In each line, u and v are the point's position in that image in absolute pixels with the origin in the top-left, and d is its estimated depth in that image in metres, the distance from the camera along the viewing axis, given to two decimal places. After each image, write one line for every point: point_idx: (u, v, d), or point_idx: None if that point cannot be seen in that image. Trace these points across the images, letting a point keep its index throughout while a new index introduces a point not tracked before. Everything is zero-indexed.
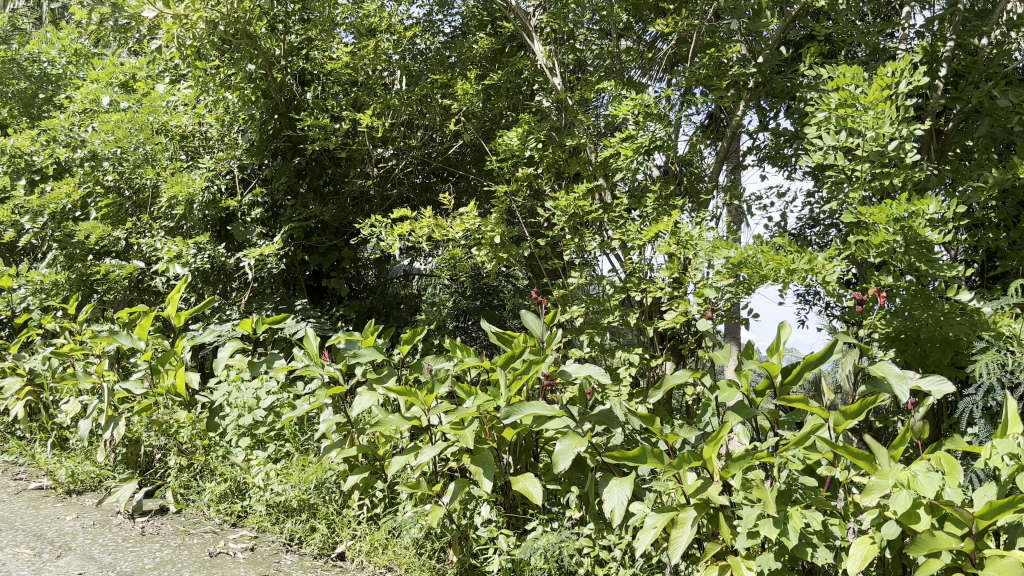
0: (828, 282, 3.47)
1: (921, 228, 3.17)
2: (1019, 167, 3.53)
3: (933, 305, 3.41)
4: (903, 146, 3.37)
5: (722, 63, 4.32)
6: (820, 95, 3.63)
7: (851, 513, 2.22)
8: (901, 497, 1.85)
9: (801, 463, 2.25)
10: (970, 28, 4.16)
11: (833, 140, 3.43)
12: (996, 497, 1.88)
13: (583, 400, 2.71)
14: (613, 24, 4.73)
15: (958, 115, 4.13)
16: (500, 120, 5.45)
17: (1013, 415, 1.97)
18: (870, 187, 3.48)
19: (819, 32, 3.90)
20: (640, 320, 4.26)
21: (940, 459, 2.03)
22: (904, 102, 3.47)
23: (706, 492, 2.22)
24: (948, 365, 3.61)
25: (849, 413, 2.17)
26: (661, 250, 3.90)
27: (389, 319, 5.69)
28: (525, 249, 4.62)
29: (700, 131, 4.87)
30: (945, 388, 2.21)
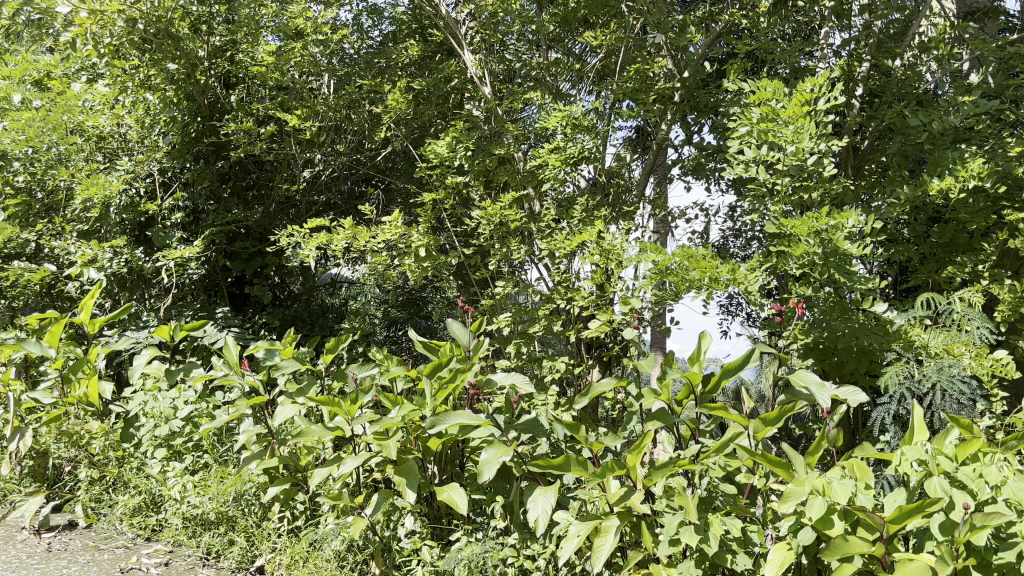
0: (750, 293, 3.55)
1: (839, 241, 3.27)
2: (929, 185, 3.67)
3: (851, 317, 3.46)
4: (821, 161, 3.46)
5: (649, 77, 4.37)
6: (741, 110, 3.72)
7: (769, 519, 2.26)
8: (816, 504, 1.89)
9: (721, 470, 2.29)
10: (885, 50, 4.31)
11: (755, 154, 3.52)
12: (905, 502, 1.94)
13: (508, 409, 2.71)
14: (543, 35, 4.76)
15: (873, 133, 4.28)
16: (429, 128, 5.43)
17: (920, 422, 2.05)
18: (791, 201, 3.56)
19: (742, 49, 3.99)
20: (567, 329, 4.29)
21: (853, 467, 2.09)
22: (822, 118, 3.57)
23: (629, 500, 2.24)
24: (862, 375, 3.72)
25: (767, 421, 2.21)
26: (588, 260, 3.93)
27: (314, 327, 5.61)
28: (453, 258, 4.61)
29: (628, 144, 4.94)
30: (859, 397, 2.27)
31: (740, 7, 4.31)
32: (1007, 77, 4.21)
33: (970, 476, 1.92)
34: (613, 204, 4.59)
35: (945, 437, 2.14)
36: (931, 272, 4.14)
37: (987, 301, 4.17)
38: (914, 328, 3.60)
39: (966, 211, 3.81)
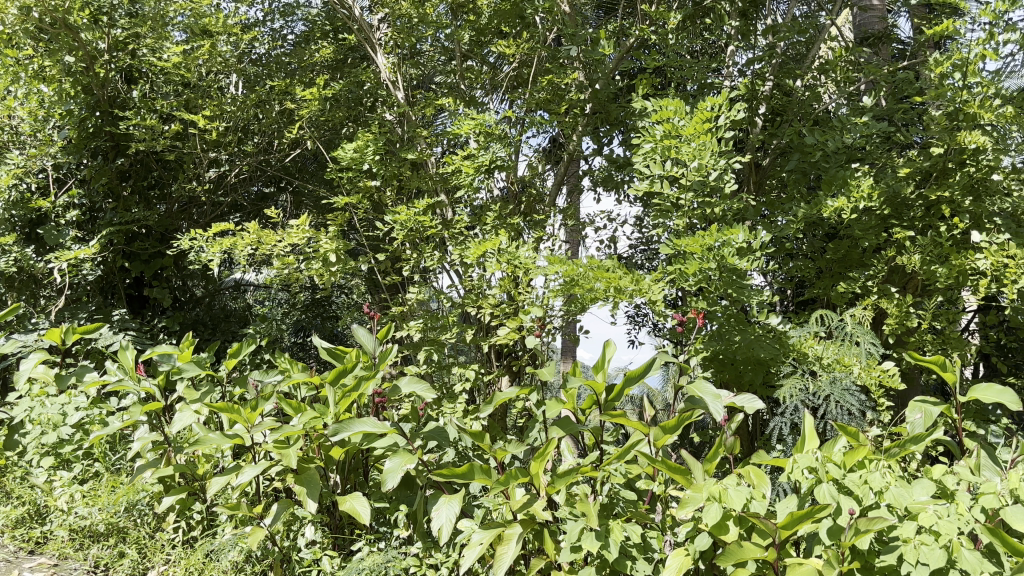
0: (653, 304, 3.63)
1: (729, 256, 3.38)
2: (824, 204, 3.83)
3: (746, 328, 3.62)
4: (721, 177, 3.57)
5: (561, 88, 4.42)
6: (648, 125, 3.79)
7: (668, 526, 2.31)
8: (712, 509, 1.94)
9: (622, 477, 2.33)
10: (786, 71, 4.47)
11: (659, 169, 3.60)
12: (796, 508, 2.01)
13: (414, 416, 2.68)
14: (457, 43, 4.77)
15: (773, 151, 4.43)
16: (341, 130, 5.36)
17: (811, 430, 2.13)
18: (694, 216, 3.66)
19: (652, 65, 4.07)
20: (477, 337, 4.28)
21: (748, 474, 2.15)
22: (724, 135, 3.68)
23: (532, 508, 2.25)
24: (760, 385, 3.84)
25: (667, 429, 2.25)
26: (497, 268, 3.94)
27: (217, 332, 5.45)
28: (362, 263, 4.55)
29: (540, 153, 4.98)
30: (756, 406, 2.34)
31: (648, 24, 4.40)
32: (897, 101, 4.42)
33: (856, 482, 2.00)
34: (525, 212, 4.62)
35: (834, 445, 2.22)
36: (826, 286, 4.31)
37: (877, 315, 4.37)
38: (808, 340, 3.74)
39: (859, 229, 3.98)
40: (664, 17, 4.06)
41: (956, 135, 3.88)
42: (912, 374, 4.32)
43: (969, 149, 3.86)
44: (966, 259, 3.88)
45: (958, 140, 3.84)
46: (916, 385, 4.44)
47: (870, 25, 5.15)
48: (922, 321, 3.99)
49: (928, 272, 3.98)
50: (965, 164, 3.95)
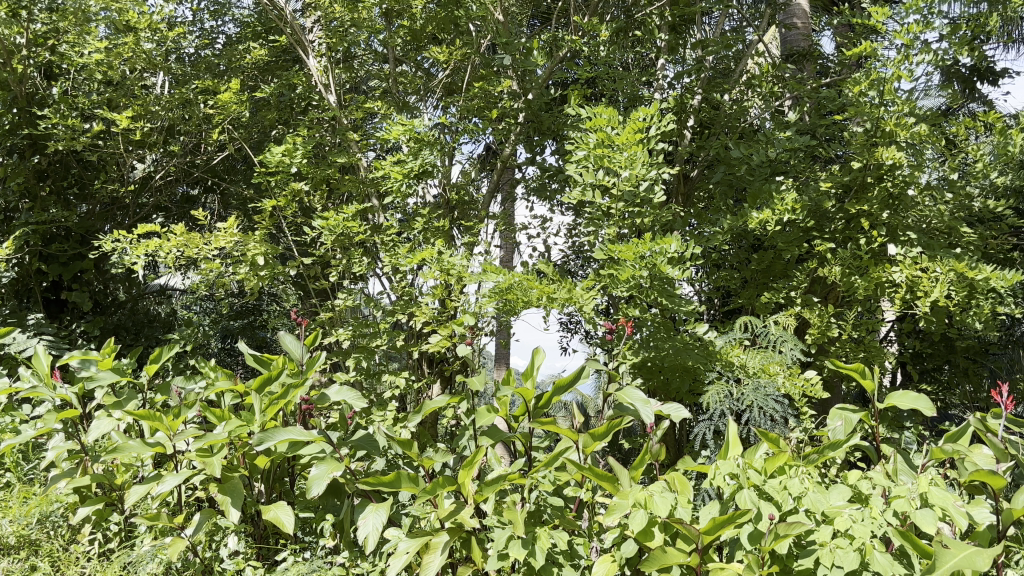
0: (584, 312, 3.66)
1: (662, 265, 3.42)
2: (749, 216, 3.92)
3: (675, 336, 3.68)
4: (652, 187, 3.63)
5: (494, 96, 4.43)
6: (580, 134, 3.82)
7: (594, 533, 2.33)
8: (638, 516, 1.96)
9: (550, 485, 2.34)
10: (715, 85, 4.56)
11: (590, 178, 3.64)
12: (719, 513, 2.04)
13: (342, 424, 2.65)
14: (390, 48, 4.75)
15: (702, 163, 4.52)
16: (271, 133, 5.28)
17: (734, 436, 2.18)
18: (625, 225, 3.71)
19: (583, 75, 4.11)
20: (407, 343, 4.26)
21: (673, 480, 2.19)
22: (654, 147, 3.74)
23: (460, 516, 2.24)
24: (686, 393, 3.91)
25: (595, 436, 2.27)
26: (428, 275, 3.93)
27: (139, 337, 5.31)
28: (290, 268, 4.49)
29: (474, 160, 4.98)
30: (682, 413, 2.37)
31: (580, 34, 4.45)
32: (820, 116, 4.55)
33: (775, 488, 2.05)
34: (457, 218, 4.61)
35: (756, 451, 2.27)
36: (750, 296, 4.42)
37: (799, 324, 4.49)
38: (733, 348, 3.83)
39: (783, 241, 4.09)
40: (596, 28, 4.11)
41: (874, 151, 4.02)
42: (832, 382, 4.46)
43: (886, 165, 4.01)
44: (883, 271, 4.02)
45: (876, 156, 3.98)
46: (836, 392, 4.57)
47: (795, 42, 5.29)
48: (841, 331, 4.12)
49: (847, 283, 4.11)
50: (882, 179, 4.10)
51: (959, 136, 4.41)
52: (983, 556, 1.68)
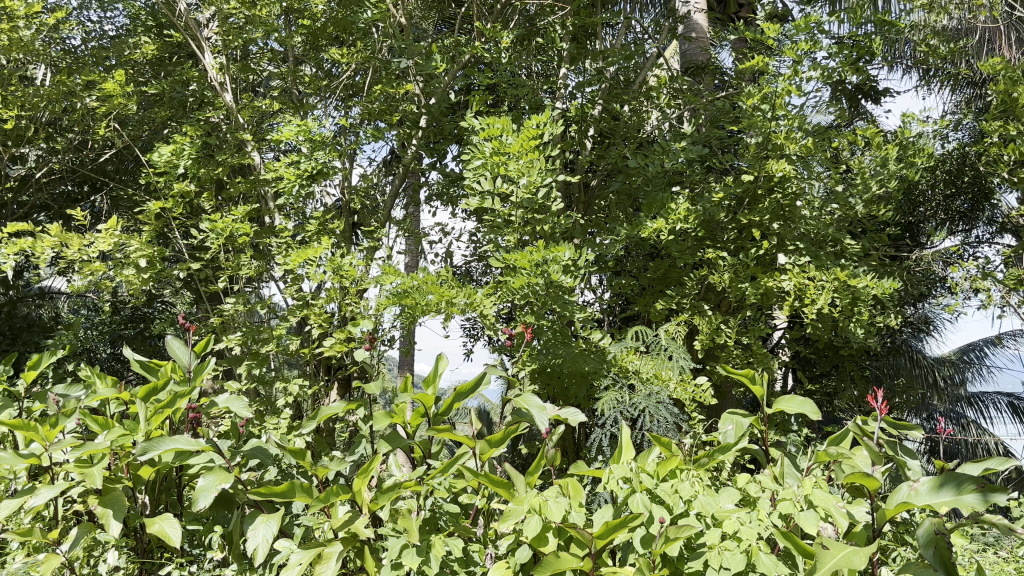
0: (484, 318, 3.66)
1: (554, 274, 3.45)
2: (644, 225, 4.00)
3: (571, 343, 3.71)
4: (549, 195, 3.65)
5: (394, 99, 4.39)
6: (475, 140, 3.82)
7: (490, 539, 2.32)
8: (532, 521, 1.96)
9: (446, 492, 2.31)
10: (615, 95, 4.64)
11: (489, 185, 3.64)
12: (611, 518, 2.06)
13: (233, 433, 2.57)
14: (289, 47, 4.65)
15: (601, 171, 4.59)
16: (162, 131, 5.09)
17: (628, 441, 2.20)
18: (524, 231, 3.72)
19: (484, 82, 4.12)
20: (304, 349, 4.16)
21: (568, 485, 2.20)
22: (550, 154, 3.76)
23: (353, 526, 2.19)
24: (584, 398, 3.95)
25: (493, 442, 2.26)
26: (324, 280, 3.86)
27: (15, 342, 5.03)
28: (179, 271, 4.34)
29: (375, 164, 4.92)
30: (578, 417, 2.38)
31: (482, 41, 4.46)
32: (716, 128, 4.68)
33: (666, 492, 2.09)
34: (357, 222, 4.54)
35: (649, 455, 2.30)
36: (645, 303, 4.51)
37: (692, 330, 4.60)
38: (629, 354, 3.88)
39: (677, 250, 4.19)
40: (497, 35, 4.12)
41: (765, 164, 4.15)
42: (724, 387, 4.58)
43: (776, 177, 4.15)
44: (771, 279, 4.16)
45: (767, 169, 4.12)
46: (727, 397, 4.70)
47: (694, 55, 5.43)
48: (731, 337, 4.24)
49: (738, 290, 4.24)
50: (773, 190, 4.22)
51: (843, 151, 4.61)
52: (859, 554, 1.75)
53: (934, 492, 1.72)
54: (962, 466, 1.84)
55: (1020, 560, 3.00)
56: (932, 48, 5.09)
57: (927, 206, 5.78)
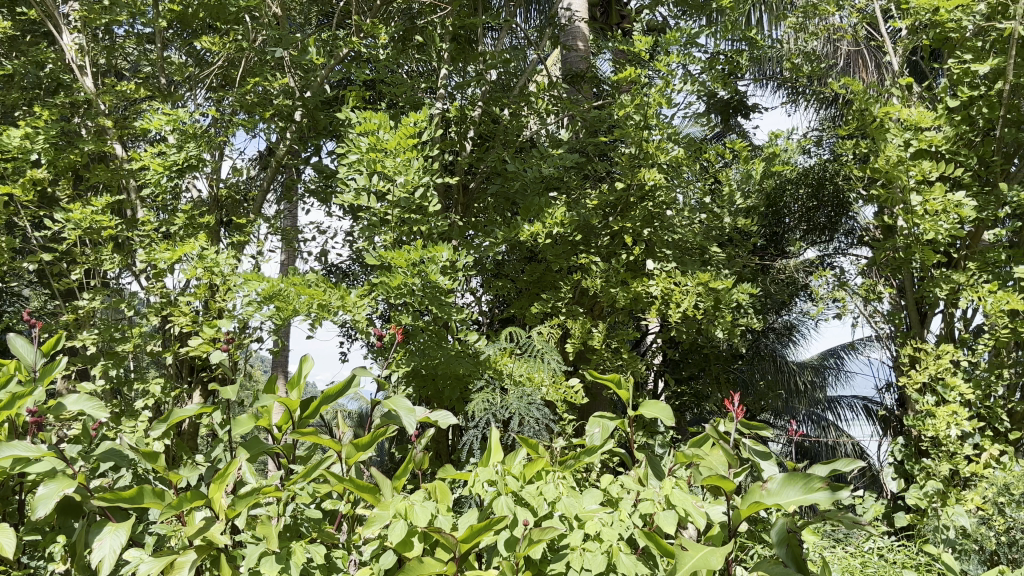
0: (357, 319, 3.59)
1: (430, 275, 3.43)
2: (520, 228, 4.02)
3: (446, 345, 3.69)
4: (426, 195, 3.63)
5: (268, 92, 4.25)
6: (350, 137, 3.75)
7: (353, 545, 2.26)
8: (397, 526, 1.91)
9: (308, 497, 2.24)
10: (495, 98, 4.66)
11: (364, 183, 3.58)
12: (476, 521, 2.04)
13: (81, 437, 2.40)
14: (156, 31, 4.44)
15: (480, 174, 4.60)
16: (15, 114, 4.77)
17: (496, 444, 2.18)
18: (400, 231, 3.67)
19: (361, 78, 4.06)
20: (165, 349, 3.98)
21: (434, 489, 2.16)
22: (428, 153, 3.74)
23: (209, 533, 2.08)
24: (457, 400, 3.93)
25: (359, 446, 2.18)
26: (189, 275, 3.71)
27: None
28: (29, 264, 4.06)
29: (248, 158, 4.76)
30: (447, 420, 2.34)
31: (361, 37, 4.40)
32: (592, 135, 4.76)
33: (531, 494, 2.09)
34: (226, 217, 4.37)
35: (516, 457, 2.29)
36: (521, 306, 4.55)
37: (565, 334, 4.66)
38: (502, 357, 3.90)
39: (553, 254, 4.24)
40: (376, 32, 4.06)
41: (637, 172, 4.27)
42: (595, 390, 4.66)
43: (647, 186, 4.26)
44: (641, 284, 4.28)
45: (639, 177, 4.24)
46: (597, 399, 4.79)
47: (574, 63, 5.50)
48: (602, 340, 4.32)
49: (610, 295, 4.34)
50: (644, 199, 4.37)
51: (712, 162, 4.77)
52: (716, 554, 1.78)
53: (785, 491, 1.78)
54: (812, 467, 1.92)
55: (866, 555, 3.16)
56: (797, 67, 5.34)
57: (791, 217, 6.06)
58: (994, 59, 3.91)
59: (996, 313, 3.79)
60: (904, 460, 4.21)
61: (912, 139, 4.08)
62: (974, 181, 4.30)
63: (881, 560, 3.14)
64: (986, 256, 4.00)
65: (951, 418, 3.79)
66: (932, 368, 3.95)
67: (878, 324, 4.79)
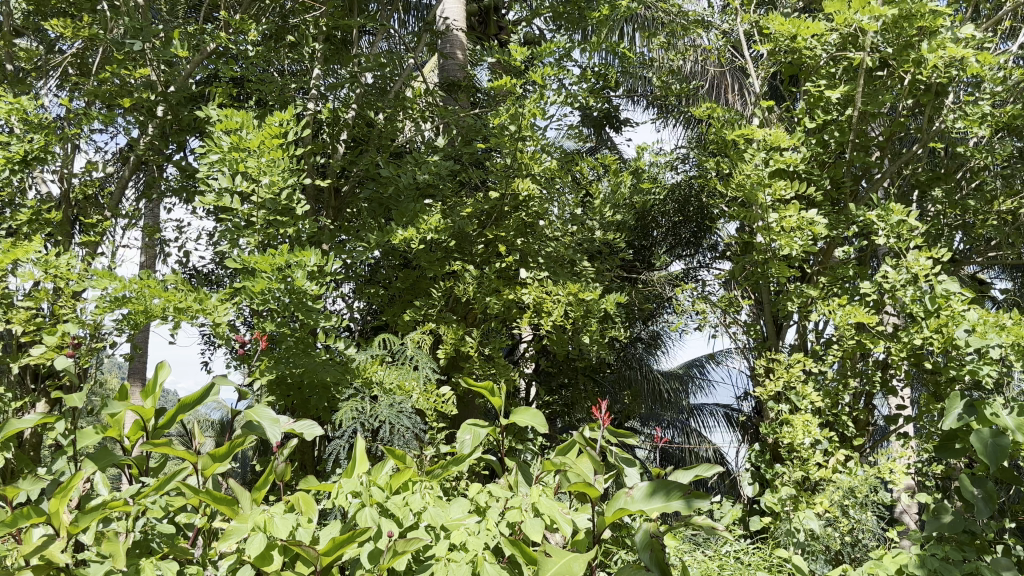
0: (218, 324, 3.45)
1: (296, 278, 3.34)
2: (393, 233, 3.97)
3: (312, 352, 3.59)
4: (294, 197, 3.54)
5: (125, 83, 4.04)
6: (213, 134, 3.61)
7: (208, 561, 2.14)
8: (255, 540, 1.82)
9: (160, 511, 2.11)
10: (368, 102, 4.60)
11: (227, 183, 3.46)
12: (339, 533, 1.97)
13: None
14: (3, 14, 4.16)
15: (352, 178, 4.52)
16: None
17: (362, 454, 2.12)
18: (265, 233, 3.56)
19: (228, 74, 3.92)
20: (4, 354, 3.70)
21: (296, 501, 2.07)
22: (294, 153, 3.65)
23: (48, 551, 1.92)
24: (324, 409, 3.83)
25: (216, 456, 2.06)
26: (33, 275, 3.47)
27: None
28: None
29: (103, 154, 4.51)
30: (312, 429, 2.26)
31: (228, 32, 4.25)
32: (467, 144, 4.76)
33: (397, 505, 2.04)
34: (77, 214, 4.12)
35: (382, 468, 2.23)
36: (393, 313, 4.50)
37: (437, 341, 4.64)
38: (372, 364, 3.83)
39: (425, 261, 4.21)
40: (244, 28, 3.94)
41: (511, 181, 4.33)
42: (465, 398, 4.65)
43: (521, 195, 4.34)
44: (513, 292, 4.31)
45: (512, 187, 4.30)
46: (469, 407, 4.78)
47: (452, 72, 5.46)
48: (474, 348, 4.32)
49: (482, 303, 4.37)
50: (518, 208, 4.45)
51: (584, 174, 4.87)
52: (578, 561, 1.80)
53: (647, 497, 1.82)
54: (674, 473, 1.96)
55: (723, 558, 3.27)
56: (666, 85, 5.52)
57: (658, 231, 6.24)
58: (844, 87, 4.15)
59: (843, 325, 4.02)
60: (759, 466, 4.39)
61: (769, 159, 4.28)
62: (826, 201, 4.56)
63: (738, 562, 3.26)
64: (836, 272, 4.24)
65: (802, 425, 3.99)
66: (785, 377, 4.16)
67: (737, 335, 5.00)
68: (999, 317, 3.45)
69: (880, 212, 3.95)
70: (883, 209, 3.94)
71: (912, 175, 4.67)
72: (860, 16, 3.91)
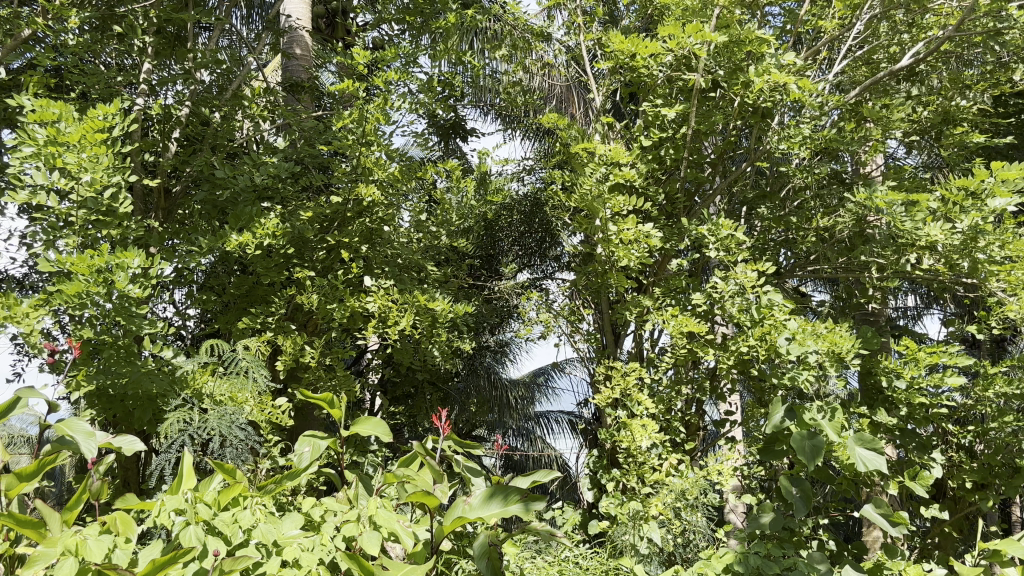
0: (28, 332, 3.17)
1: (119, 281, 3.14)
2: (227, 237, 3.79)
3: (138, 361, 3.37)
4: (118, 196, 3.33)
5: None
6: (25, 126, 3.33)
7: None
8: (65, 564, 1.67)
9: None
10: (203, 100, 4.39)
11: (41, 179, 3.20)
12: (160, 553, 1.84)
13: None
14: None
15: (184, 178, 4.30)
16: None
17: (188, 469, 1.99)
18: (85, 235, 3.32)
19: (44, 61, 3.64)
20: None
21: (113, 521, 1.91)
22: (119, 149, 3.43)
23: None
24: (149, 423, 3.60)
25: (21, 475, 1.88)
26: None
27: None
28: None
29: None
30: (133, 444, 2.10)
31: (45, 18, 3.95)
32: (308, 146, 4.63)
33: (225, 522, 1.92)
34: None
35: (210, 483, 2.11)
36: (227, 321, 4.30)
37: (274, 350, 4.48)
38: (203, 374, 3.64)
39: (263, 266, 4.06)
40: (63, 14, 3.67)
41: (355, 186, 4.24)
42: (304, 408, 4.50)
43: (365, 201, 4.25)
44: (357, 301, 4.21)
45: (356, 193, 4.21)
46: (307, 418, 4.63)
47: (295, 72, 5.32)
48: (314, 358, 4.19)
49: (325, 311, 4.25)
50: (362, 214, 4.36)
51: (430, 181, 4.84)
52: None
53: (485, 505, 1.80)
54: (513, 480, 1.96)
55: (561, 563, 3.30)
56: (510, 97, 5.59)
57: (504, 240, 6.30)
58: (679, 106, 4.34)
59: (676, 334, 4.19)
60: (598, 471, 4.50)
61: (609, 173, 4.40)
62: (661, 215, 4.75)
63: (576, 568, 3.31)
64: (670, 283, 4.41)
65: (639, 431, 4.12)
66: (622, 385, 4.28)
67: (578, 344, 5.11)
68: (817, 327, 3.69)
69: (711, 226, 4.15)
70: (714, 224, 4.13)
71: (740, 192, 4.93)
72: (693, 40, 4.08)
